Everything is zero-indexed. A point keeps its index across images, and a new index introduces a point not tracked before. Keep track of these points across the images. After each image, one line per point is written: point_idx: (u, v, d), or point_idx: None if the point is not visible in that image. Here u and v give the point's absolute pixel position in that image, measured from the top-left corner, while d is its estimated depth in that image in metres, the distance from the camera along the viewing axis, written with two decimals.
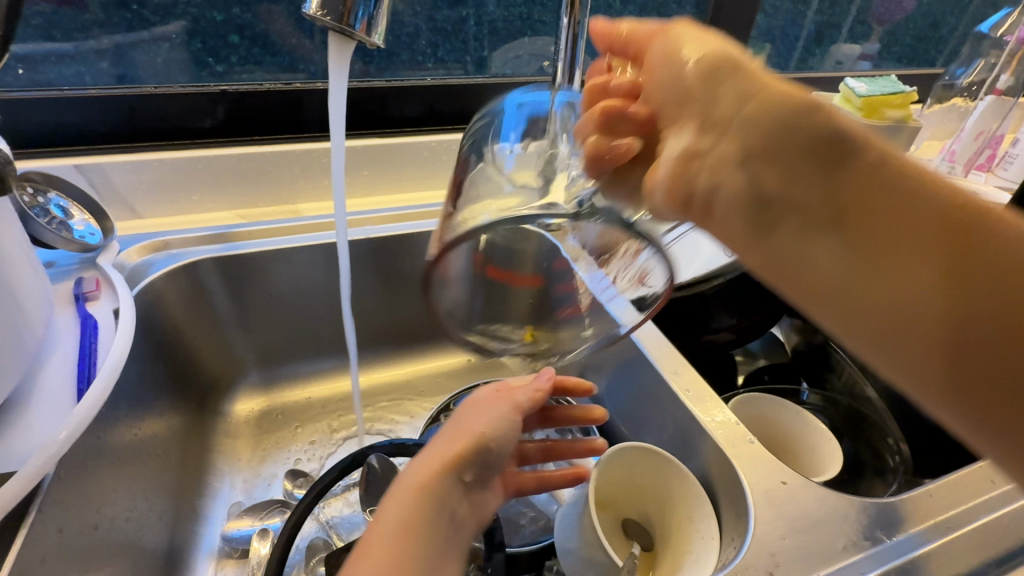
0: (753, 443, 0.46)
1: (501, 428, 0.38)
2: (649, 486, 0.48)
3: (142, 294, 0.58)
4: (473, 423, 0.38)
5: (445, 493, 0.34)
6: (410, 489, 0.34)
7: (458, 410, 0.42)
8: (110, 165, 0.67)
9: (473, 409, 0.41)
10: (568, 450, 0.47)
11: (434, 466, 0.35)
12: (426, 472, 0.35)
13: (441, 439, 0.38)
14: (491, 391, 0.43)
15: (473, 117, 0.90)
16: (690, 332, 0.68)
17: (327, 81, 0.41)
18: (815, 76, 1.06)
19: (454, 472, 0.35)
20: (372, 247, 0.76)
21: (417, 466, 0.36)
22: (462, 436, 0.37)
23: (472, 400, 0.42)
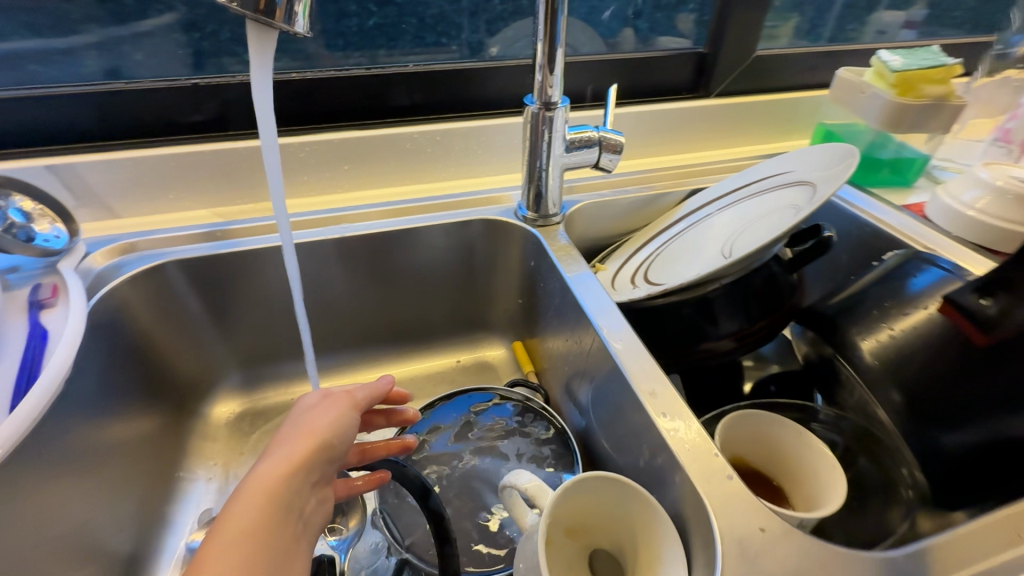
0: (732, 479, 0.40)
1: (343, 428, 0.40)
2: (618, 515, 0.44)
3: (104, 300, 0.56)
4: (315, 425, 0.39)
5: (292, 497, 0.35)
6: (254, 495, 0.33)
7: (290, 415, 0.41)
8: (82, 165, 0.66)
9: (309, 412, 0.41)
10: (526, 476, 0.43)
11: (281, 472, 0.35)
12: (271, 479, 0.34)
13: (283, 446, 0.37)
14: (320, 393, 0.43)
15: (466, 105, 0.83)
16: (684, 341, 0.61)
17: (250, 75, 0.37)
18: (847, 49, 0.95)
19: (299, 475, 0.36)
20: (349, 246, 0.72)
21: (260, 475, 0.35)
22: (306, 441, 0.38)
23: (301, 405, 0.42)
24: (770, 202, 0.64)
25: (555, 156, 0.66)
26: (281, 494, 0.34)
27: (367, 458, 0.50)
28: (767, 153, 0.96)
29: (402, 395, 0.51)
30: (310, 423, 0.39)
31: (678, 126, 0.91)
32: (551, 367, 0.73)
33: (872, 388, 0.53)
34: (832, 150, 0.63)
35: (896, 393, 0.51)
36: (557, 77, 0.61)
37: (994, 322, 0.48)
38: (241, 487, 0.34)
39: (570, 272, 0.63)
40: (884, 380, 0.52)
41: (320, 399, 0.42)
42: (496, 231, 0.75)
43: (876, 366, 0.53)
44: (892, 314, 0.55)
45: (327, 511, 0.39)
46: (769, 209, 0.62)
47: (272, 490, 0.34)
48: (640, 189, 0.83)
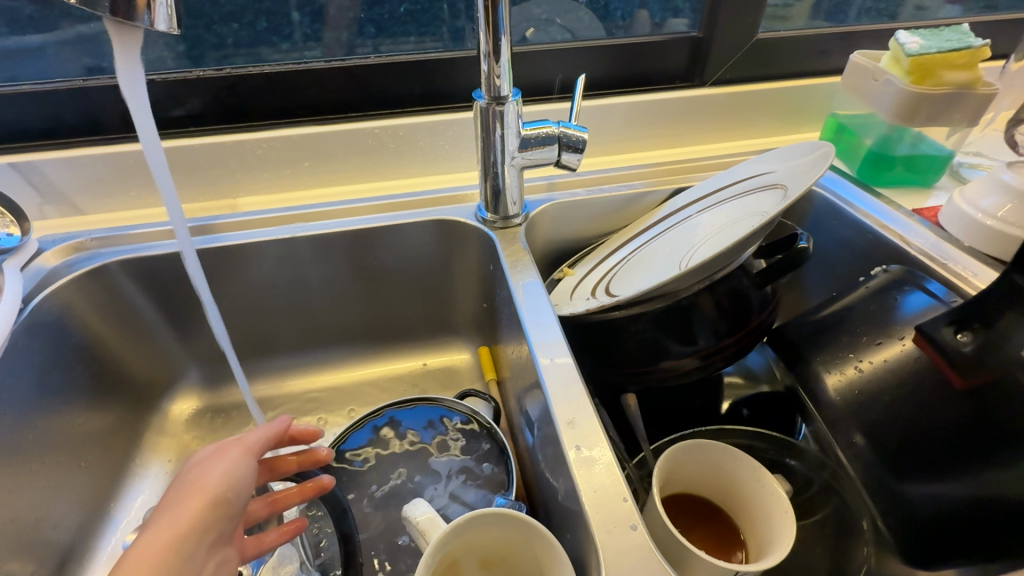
0: (636, 530, 0.35)
1: (238, 480, 0.41)
2: (525, 551, 0.41)
3: (44, 299, 0.57)
4: (205, 482, 0.40)
5: (179, 563, 0.36)
6: (135, 568, 0.35)
7: (185, 471, 0.42)
8: (43, 162, 0.67)
9: (201, 467, 0.41)
10: (422, 507, 0.41)
11: (165, 541, 0.36)
12: (155, 551, 0.36)
13: (170, 510, 0.38)
14: (217, 444, 0.44)
15: (436, 98, 0.78)
16: (641, 358, 0.56)
17: (116, 75, 0.35)
18: (869, 28, 0.84)
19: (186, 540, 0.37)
20: (305, 246, 0.70)
21: (144, 546, 0.36)
22: (194, 504, 0.38)
23: (197, 459, 0.42)
24: (744, 206, 0.58)
25: (509, 152, 0.62)
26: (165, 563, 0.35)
27: (279, 507, 0.48)
28: (772, 147, 0.87)
29: (311, 433, 0.52)
30: (200, 481, 0.40)
31: (669, 118, 0.84)
32: (509, 376, 0.69)
33: (833, 428, 0.51)
34: (814, 150, 0.56)
35: (858, 434, 0.49)
36: (505, 67, 0.56)
37: (969, 364, 0.45)
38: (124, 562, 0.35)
39: (519, 279, 0.59)
40: (847, 420, 0.51)
41: (214, 452, 0.43)
42: (457, 232, 0.71)
43: (839, 402, 0.52)
44: (863, 346, 0.53)
45: (232, 560, 0.41)
46: (740, 214, 0.56)
47: (154, 563, 0.35)
48: (620, 187, 0.77)
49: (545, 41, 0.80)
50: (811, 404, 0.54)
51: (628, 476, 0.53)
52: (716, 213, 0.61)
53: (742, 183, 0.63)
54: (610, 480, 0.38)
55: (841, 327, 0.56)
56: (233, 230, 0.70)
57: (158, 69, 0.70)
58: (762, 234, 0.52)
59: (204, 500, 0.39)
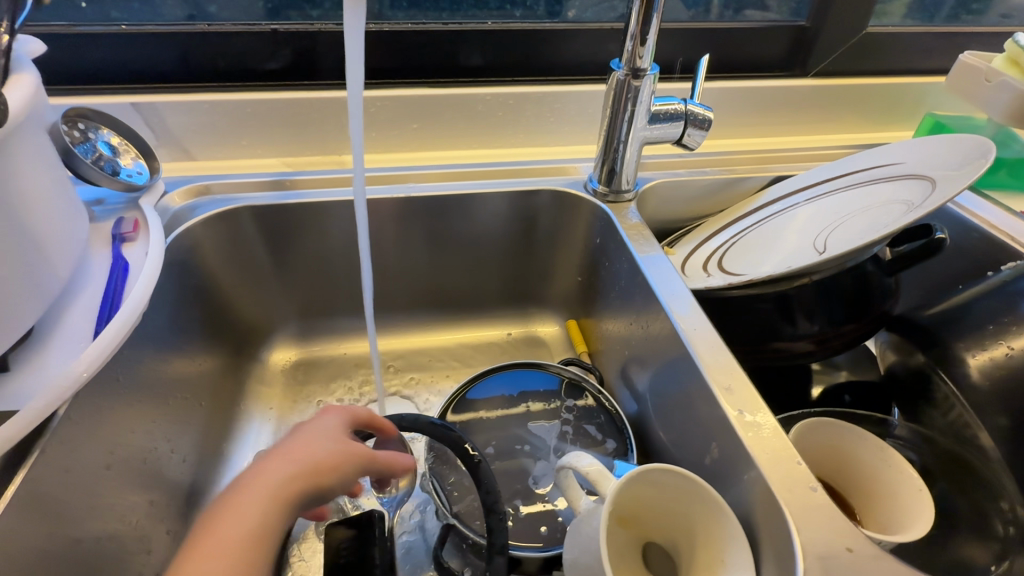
0: (816, 491, 0.38)
1: (346, 463, 0.38)
2: (677, 513, 0.42)
3: (180, 239, 0.58)
4: (318, 457, 0.37)
5: (274, 530, 0.33)
6: (234, 525, 0.32)
7: (288, 436, 0.39)
8: (163, 105, 0.67)
9: (301, 433, 0.39)
10: (587, 460, 0.41)
11: (267, 505, 0.34)
12: (254, 509, 0.33)
13: (274, 471, 0.35)
14: (319, 415, 0.41)
15: (539, 69, 0.78)
16: (757, 337, 0.57)
17: (343, 18, 0.36)
18: (973, 31, 0.84)
19: (286, 506, 0.34)
20: (410, 208, 0.70)
21: (240, 500, 0.34)
22: (299, 471, 0.36)
23: (305, 426, 0.40)
24: (882, 197, 0.58)
25: (636, 129, 0.62)
26: (261, 526, 0.33)
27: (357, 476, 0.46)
28: (862, 143, 0.87)
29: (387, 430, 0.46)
30: (314, 452, 0.37)
31: (769, 105, 0.83)
32: (606, 349, 0.71)
33: (977, 411, 0.53)
34: (963, 148, 0.55)
35: (1003, 418, 0.52)
36: (648, 49, 0.57)
37: None
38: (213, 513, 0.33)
39: (642, 254, 0.60)
40: (991, 404, 0.53)
41: (332, 430, 0.40)
42: (561, 203, 0.72)
43: (984, 385, 0.53)
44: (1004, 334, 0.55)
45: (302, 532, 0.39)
46: (884, 204, 0.56)
47: (249, 522, 0.33)
48: (719, 171, 0.77)
49: (582, 18, 0.78)
50: (956, 395, 0.55)
51: None
52: (838, 201, 0.61)
53: (864, 172, 0.63)
54: (773, 443, 0.40)
55: (971, 319, 0.58)
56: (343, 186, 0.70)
57: (227, 20, 0.69)
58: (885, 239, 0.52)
59: (309, 472, 0.36)
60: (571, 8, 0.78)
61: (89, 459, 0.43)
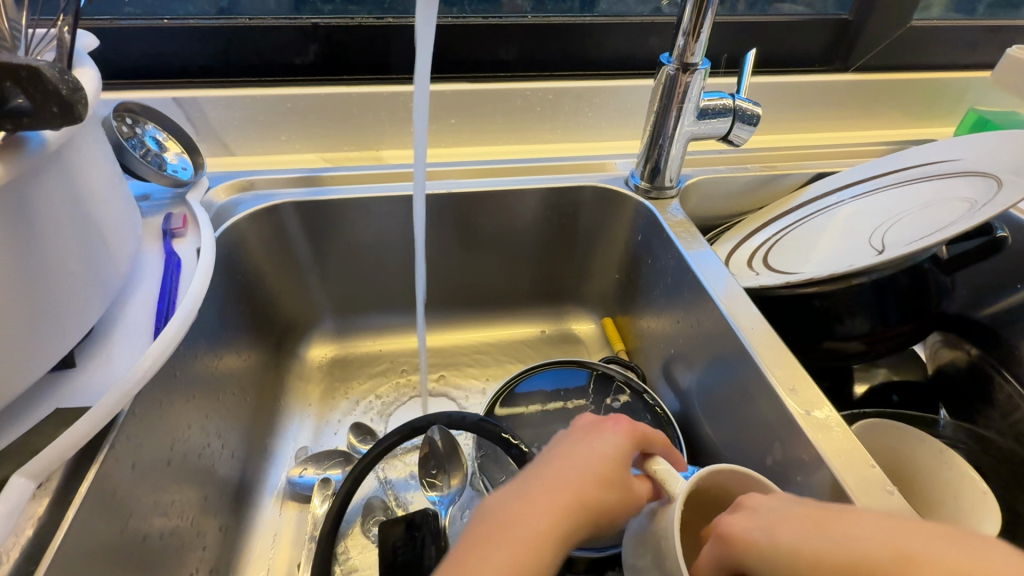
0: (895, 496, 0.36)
1: (636, 507, 0.36)
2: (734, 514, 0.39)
3: (227, 234, 0.58)
4: (622, 490, 0.35)
5: (552, 556, 0.32)
6: (524, 541, 0.32)
7: (575, 442, 0.38)
8: (204, 100, 0.67)
9: (594, 450, 0.37)
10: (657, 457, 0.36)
11: (558, 530, 0.33)
12: (540, 528, 0.32)
13: (567, 482, 0.34)
14: (603, 426, 0.38)
15: (577, 64, 0.77)
16: (809, 334, 0.56)
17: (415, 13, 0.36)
18: (1018, 25, 0.83)
19: (568, 539, 0.33)
20: (451, 203, 0.70)
21: (537, 509, 0.33)
22: (587, 491, 0.34)
23: (629, 458, 0.37)
24: (945, 191, 0.56)
25: (683, 125, 0.62)
26: (543, 548, 0.32)
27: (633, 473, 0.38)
28: (902, 139, 0.86)
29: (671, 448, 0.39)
30: (613, 481, 0.35)
31: (809, 101, 0.82)
32: (645, 346, 0.70)
33: None
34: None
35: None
36: (702, 44, 0.56)
37: None
38: (508, 509, 0.33)
39: (689, 250, 0.59)
40: None
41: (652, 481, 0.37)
42: (601, 199, 0.71)
43: None
44: None
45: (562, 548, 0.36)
46: (947, 199, 0.55)
47: (541, 537, 0.32)
48: (758, 167, 0.76)
49: (613, 12, 0.77)
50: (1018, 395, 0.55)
51: None
52: (890, 197, 0.60)
53: (916, 169, 0.62)
54: (834, 438, 0.40)
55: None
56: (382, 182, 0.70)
57: (264, 14, 0.69)
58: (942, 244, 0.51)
59: (602, 510, 0.34)
60: (604, 3, 0.77)
61: (151, 456, 0.43)
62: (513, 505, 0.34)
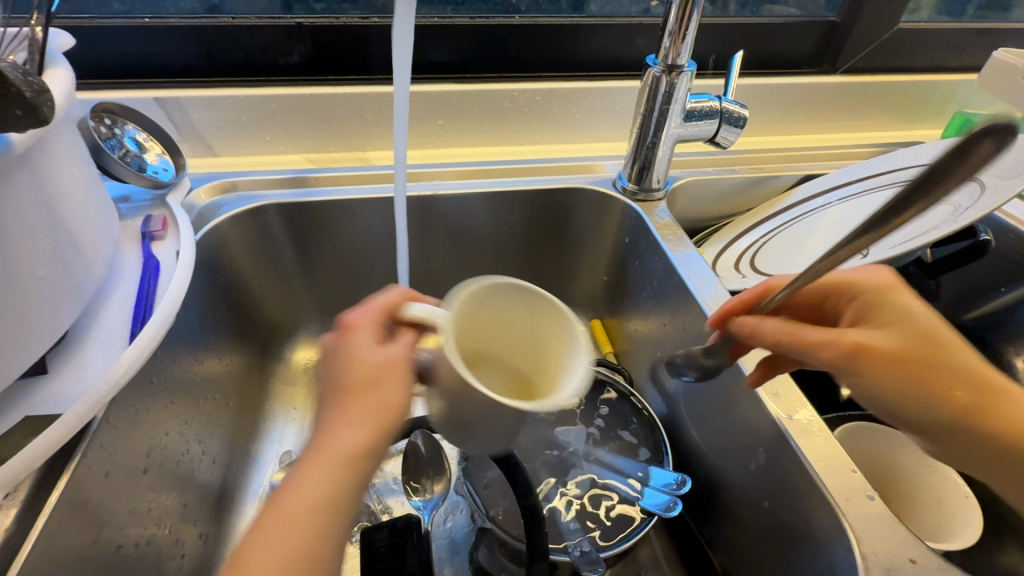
0: (873, 500, 0.37)
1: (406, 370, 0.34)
2: (515, 324, 0.39)
3: (208, 237, 0.57)
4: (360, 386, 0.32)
5: (331, 518, 0.29)
6: (282, 516, 0.28)
7: (341, 357, 0.34)
8: (187, 100, 0.66)
9: (348, 363, 0.33)
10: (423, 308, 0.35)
11: (330, 484, 0.29)
12: (307, 501, 0.29)
13: (271, 433, 0.31)
14: (358, 326, 0.35)
15: (565, 65, 0.77)
16: None
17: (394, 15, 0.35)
18: (1006, 28, 0.83)
19: (340, 496, 0.29)
20: (438, 205, 0.69)
21: (311, 476, 0.29)
22: (345, 403, 0.32)
23: (364, 345, 0.34)
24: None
25: (670, 127, 0.61)
26: (321, 522, 0.28)
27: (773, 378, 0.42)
28: (890, 141, 0.86)
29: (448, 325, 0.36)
30: (362, 379, 0.32)
31: (798, 102, 0.82)
32: (633, 349, 0.70)
33: None
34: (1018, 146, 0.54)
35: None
36: (688, 45, 0.56)
37: None
38: (274, 497, 0.29)
39: (676, 252, 0.59)
40: None
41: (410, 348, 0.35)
42: (589, 201, 0.71)
43: None
44: None
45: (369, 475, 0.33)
46: (934, 202, 0.55)
47: (322, 505, 0.29)
48: (747, 169, 0.76)
49: (602, 13, 0.76)
50: None
51: None
52: (876, 201, 0.60)
53: (902, 172, 0.62)
54: (817, 442, 0.40)
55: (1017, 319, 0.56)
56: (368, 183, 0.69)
57: (248, 13, 0.68)
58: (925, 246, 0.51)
59: (377, 424, 0.31)
60: (594, 4, 0.76)
61: (126, 463, 0.42)
62: (291, 482, 0.30)
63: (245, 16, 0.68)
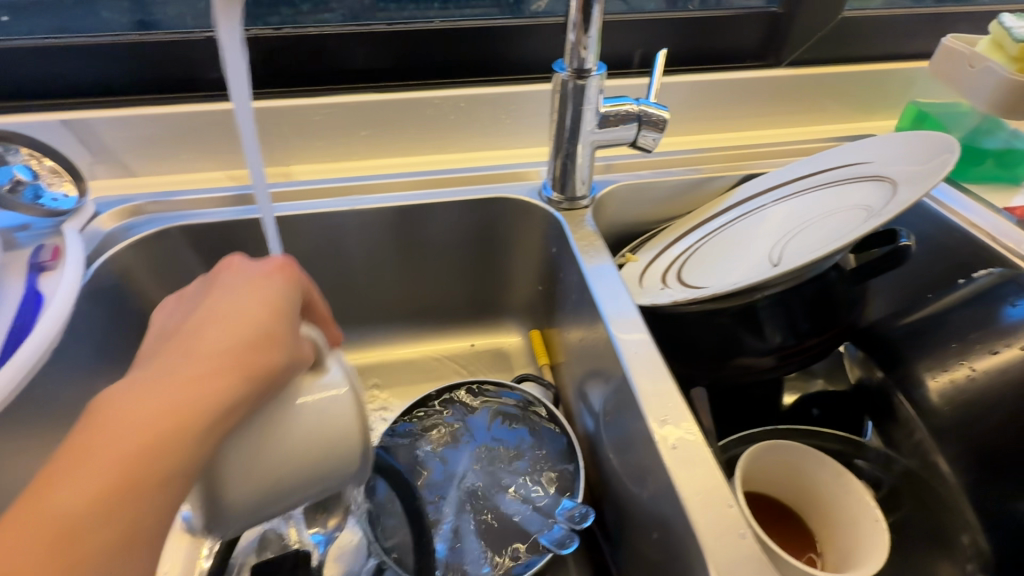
0: (746, 539, 0.34)
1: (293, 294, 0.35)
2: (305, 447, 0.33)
3: (106, 265, 0.55)
4: (256, 299, 0.32)
5: (208, 417, 0.27)
6: (154, 411, 0.26)
7: (211, 291, 0.33)
8: (95, 121, 0.64)
9: (253, 291, 0.32)
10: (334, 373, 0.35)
11: (216, 398, 0.28)
12: (170, 408, 0.27)
13: (220, 336, 0.30)
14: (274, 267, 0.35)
15: (495, 68, 0.74)
16: (714, 355, 0.54)
17: (218, 34, 0.33)
18: (962, 10, 0.79)
19: (217, 418, 0.28)
20: (361, 219, 0.67)
21: (190, 358, 0.29)
22: (213, 315, 0.31)
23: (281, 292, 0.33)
24: (851, 197, 0.54)
25: (585, 131, 0.59)
26: (197, 404, 0.27)
27: None
28: (845, 135, 0.82)
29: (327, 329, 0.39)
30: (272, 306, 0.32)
31: (743, 98, 0.79)
32: (565, 361, 0.68)
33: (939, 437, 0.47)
34: (934, 141, 0.52)
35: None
36: (593, 38, 0.53)
37: None
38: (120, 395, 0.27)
39: (590, 264, 0.57)
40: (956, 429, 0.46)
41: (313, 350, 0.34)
42: (515, 210, 0.69)
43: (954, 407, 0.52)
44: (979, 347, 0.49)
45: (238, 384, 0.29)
46: (854, 205, 0.52)
47: (167, 413, 0.27)
48: (686, 170, 0.73)
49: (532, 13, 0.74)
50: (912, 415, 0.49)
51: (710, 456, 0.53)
52: (801, 204, 0.58)
53: (831, 171, 0.59)
54: (699, 467, 0.38)
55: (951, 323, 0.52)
56: (285, 200, 0.67)
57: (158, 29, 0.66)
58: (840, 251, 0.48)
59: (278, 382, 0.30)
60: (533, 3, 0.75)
61: None
62: (141, 367, 0.29)
63: (156, 30, 0.66)
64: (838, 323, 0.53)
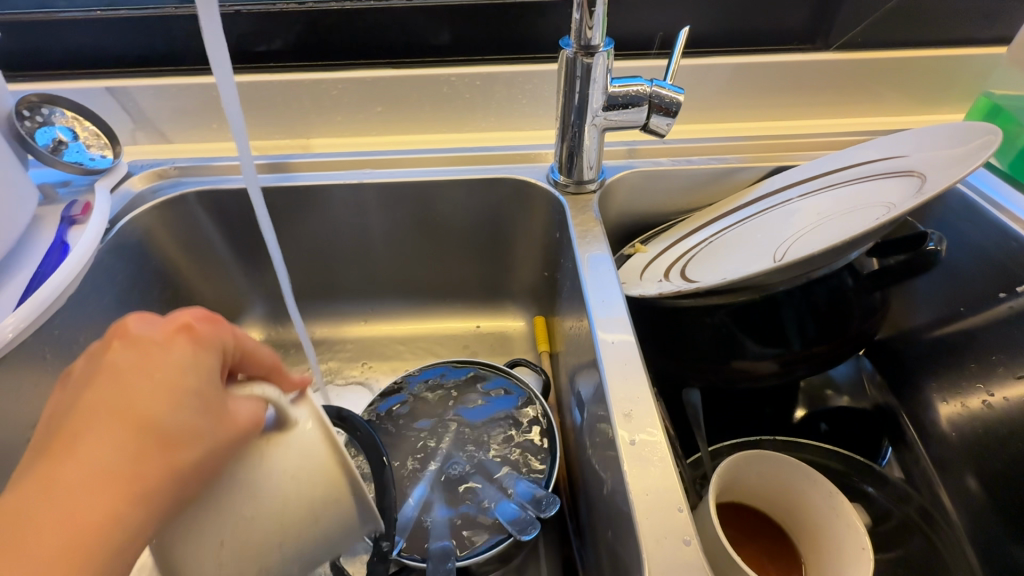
0: (691, 546, 0.32)
1: (209, 362, 0.29)
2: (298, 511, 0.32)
3: (130, 223, 0.59)
4: (152, 381, 0.27)
5: (123, 532, 0.24)
6: (47, 533, 0.22)
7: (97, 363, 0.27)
8: (135, 90, 0.69)
9: (153, 363, 0.27)
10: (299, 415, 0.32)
11: (128, 522, 0.24)
12: (64, 531, 0.23)
13: (100, 445, 0.25)
14: (174, 325, 0.29)
15: (516, 46, 0.72)
16: (708, 355, 0.50)
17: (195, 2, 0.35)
18: None
19: (131, 531, 0.24)
20: (369, 195, 0.68)
21: (62, 479, 0.24)
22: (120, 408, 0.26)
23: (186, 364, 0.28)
24: (878, 194, 0.49)
25: (593, 112, 0.57)
26: (107, 522, 0.24)
27: None
28: (901, 128, 0.74)
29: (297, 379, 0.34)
30: (175, 395, 0.27)
31: (784, 84, 0.72)
32: (563, 350, 0.66)
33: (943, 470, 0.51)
34: (981, 137, 0.46)
35: (972, 479, 0.49)
36: (599, 15, 0.50)
37: None
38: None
39: (586, 251, 0.55)
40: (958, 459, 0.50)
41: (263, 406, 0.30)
42: (522, 193, 0.67)
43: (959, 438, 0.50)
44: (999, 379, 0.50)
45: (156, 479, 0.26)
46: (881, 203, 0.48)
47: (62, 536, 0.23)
48: (709, 160, 0.68)
49: None
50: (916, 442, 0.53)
51: (698, 460, 0.51)
52: (824, 201, 0.53)
53: (862, 167, 0.54)
54: (655, 467, 0.36)
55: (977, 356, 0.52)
56: (301, 172, 0.69)
57: None
58: (854, 248, 0.44)
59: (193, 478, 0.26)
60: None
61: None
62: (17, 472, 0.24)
63: None
64: (850, 330, 0.49)
